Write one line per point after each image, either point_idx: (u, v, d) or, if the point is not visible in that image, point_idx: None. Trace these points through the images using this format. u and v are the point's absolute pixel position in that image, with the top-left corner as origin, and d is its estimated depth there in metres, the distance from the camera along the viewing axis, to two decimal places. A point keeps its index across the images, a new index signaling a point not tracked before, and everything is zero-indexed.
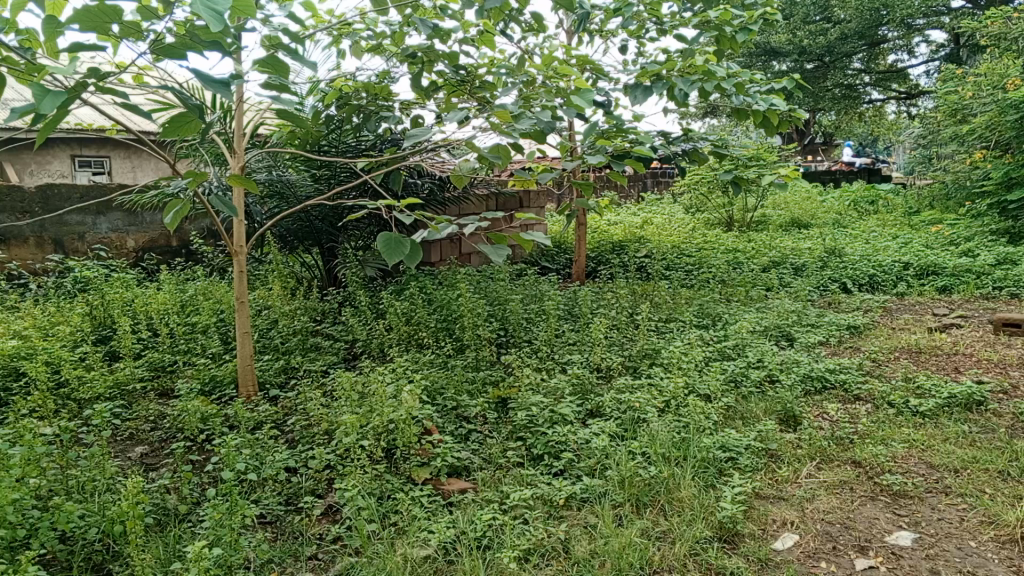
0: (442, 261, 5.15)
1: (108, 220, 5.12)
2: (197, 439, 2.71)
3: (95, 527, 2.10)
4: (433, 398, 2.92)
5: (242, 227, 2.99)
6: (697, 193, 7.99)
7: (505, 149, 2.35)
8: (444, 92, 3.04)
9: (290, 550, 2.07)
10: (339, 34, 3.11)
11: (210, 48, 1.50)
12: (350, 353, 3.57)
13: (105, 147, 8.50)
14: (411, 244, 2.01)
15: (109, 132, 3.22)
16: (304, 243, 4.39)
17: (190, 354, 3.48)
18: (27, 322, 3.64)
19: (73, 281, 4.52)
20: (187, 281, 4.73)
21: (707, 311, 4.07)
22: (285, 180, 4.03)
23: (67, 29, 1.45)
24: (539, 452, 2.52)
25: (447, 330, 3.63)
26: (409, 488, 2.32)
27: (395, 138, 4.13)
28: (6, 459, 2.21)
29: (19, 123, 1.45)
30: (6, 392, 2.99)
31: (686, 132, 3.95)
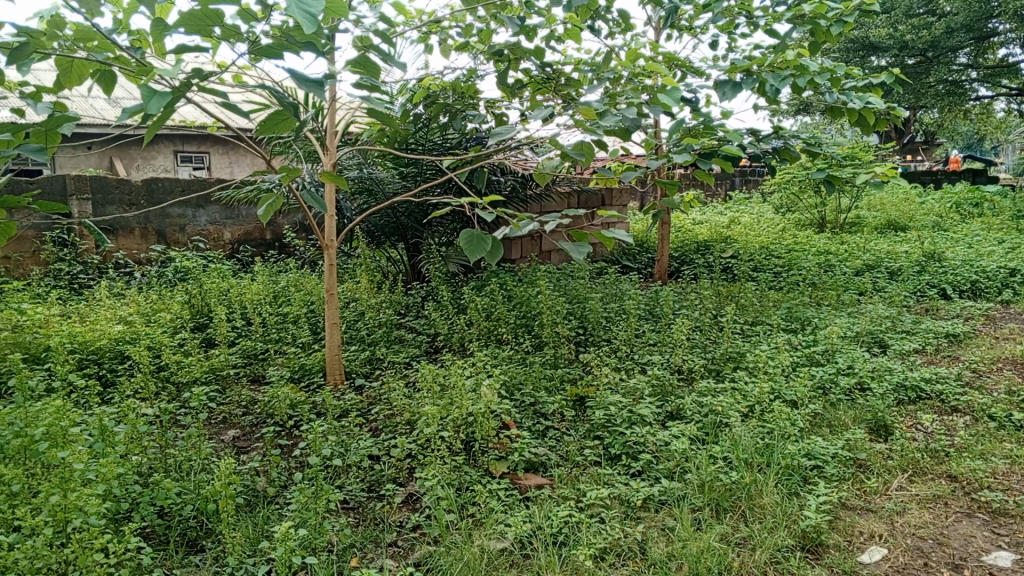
0: (523, 258, 5.18)
1: (207, 214, 5.38)
2: (286, 425, 2.83)
3: (190, 504, 2.23)
4: (512, 394, 2.95)
5: (332, 222, 3.09)
6: (787, 193, 7.76)
7: (589, 146, 2.34)
8: (529, 90, 3.05)
9: (371, 536, 2.14)
10: (428, 33, 3.17)
11: (305, 49, 1.55)
12: (431, 347, 3.64)
13: (204, 144, 8.91)
14: (493, 240, 2.04)
15: (210, 129, 3.38)
16: (390, 238, 4.51)
17: (281, 343, 3.63)
18: (132, 308, 3.88)
19: (174, 270, 4.78)
20: (279, 273, 4.93)
21: (795, 314, 3.95)
22: (374, 177, 4.15)
23: (173, 32, 1.53)
24: (617, 451, 2.51)
25: (526, 327, 3.65)
26: (487, 481, 2.36)
27: (480, 136, 4.18)
28: (111, 436, 2.36)
29: (130, 122, 1.54)
30: (112, 373, 3.20)
31: (777, 130, 3.83)
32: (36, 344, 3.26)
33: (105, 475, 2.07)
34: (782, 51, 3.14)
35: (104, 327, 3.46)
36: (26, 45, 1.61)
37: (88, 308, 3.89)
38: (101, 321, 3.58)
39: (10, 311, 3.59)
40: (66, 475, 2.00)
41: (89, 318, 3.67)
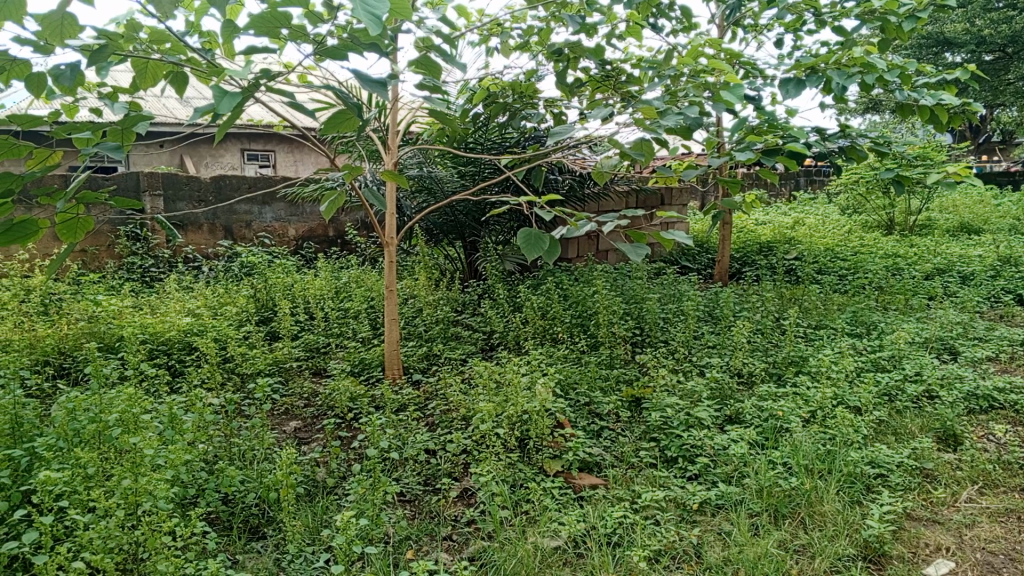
0: (580, 257, 5.17)
1: (272, 211, 5.53)
2: (346, 417, 2.90)
3: (253, 492, 2.30)
4: (567, 393, 2.95)
5: (392, 220, 3.14)
6: (854, 193, 7.55)
7: (649, 145, 2.33)
8: (588, 89, 3.04)
9: (427, 529, 2.17)
10: (489, 33, 3.19)
11: (369, 50, 1.58)
12: (488, 344, 3.67)
13: (270, 142, 9.15)
14: (550, 239, 2.05)
15: (277, 128, 3.48)
16: (448, 236, 4.55)
17: (342, 337, 3.71)
18: (200, 301, 4.01)
19: (241, 265, 4.93)
20: (341, 269, 5.04)
21: (861, 318, 3.84)
22: (433, 176, 4.20)
23: (243, 34, 1.58)
24: (673, 454, 2.49)
25: (582, 326, 3.65)
26: (541, 479, 2.37)
27: (539, 135, 4.18)
28: (180, 424, 2.46)
29: (201, 122, 1.59)
30: (181, 363, 3.32)
31: (843, 128, 3.73)
32: (111, 334, 3.41)
33: (174, 461, 2.16)
34: (850, 47, 3.06)
35: (174, 319, 3.59)
36: (106, 48, 1.68)
37: (159, 300, 4.05)
38: (171, 312, 3.72)
39: (87, 302, 3.76)
40: (137, 460, 2.10)
41: (160, 310, 3.81)
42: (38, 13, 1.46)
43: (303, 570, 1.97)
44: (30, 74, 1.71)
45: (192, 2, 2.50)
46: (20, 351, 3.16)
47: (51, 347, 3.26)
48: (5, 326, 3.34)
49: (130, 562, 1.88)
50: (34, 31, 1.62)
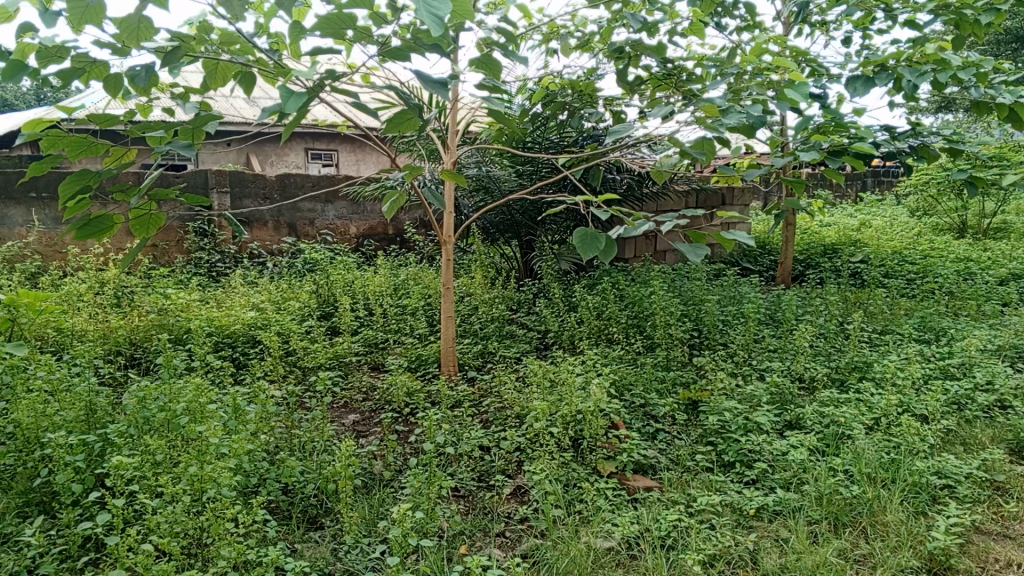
0: (637, 258, 5.13)
1: (334, 209, 5.65)
2: (402, 412, 2.96)
3: (312, 483, 2.36)
4: (622, 394, 2.93)
5: (450, 218, 3.18)
6: (925, 195, 7.29)
7: (710, 144, 2.29)
8: (649, 87, 3.01)
9: (480, 525, 2.20)
10: (549, 33, 3.19)
11: (431, 50, 1.61)
12: (543, 343, 3.69)
13: (333, 142, 9.35)
14: (607, 239, 2.04)
15: (341, 127, 3.55)
16: (505, 235, 4.58)
17: (400, 333, 3.77)
18: (265, 296, 4.14)
19: (304, 262, 5.05)
20: (400, 266, 5.12)
21: (929, 324, 3.71)
22: (491, 175, 4.23)
23: (310, 35, 1.62)
24: (730, 459, 2.46)
25: (638, 327, 3.62)
26: (595, 479, 2.37)
27: (598, 134, 4.17)
28: (244, 414, 2.55)
29: (268, 121, 1.63)
30: (245, 356, 3.42)
31: (914, 127, 3.61)
32: (180, 326, 3.54)
33: (237, 450, 2.24)
34: (923, 44, 2.95)
35: (239, 313, 3.71)
36: (179, 49, 1.73)
37: (225, 294, 4.19)
38: (236, 306, 3.84)
39: (158, 295, 3.92)
40: (203, 448, 2.18)
41: (226, 303, 3.94)
42: (120, 17, 1.53)
43: (358, 561, 2.01)
44: (107, 75, 1.78)
45: (261, 5, 2.57)
46: (96, 340, 3.31)
47: (124, 338, 3.40)
48: (82, 316, 3.50)
49: (195, 546, 1.96)
50: (113, 33, 1.69)
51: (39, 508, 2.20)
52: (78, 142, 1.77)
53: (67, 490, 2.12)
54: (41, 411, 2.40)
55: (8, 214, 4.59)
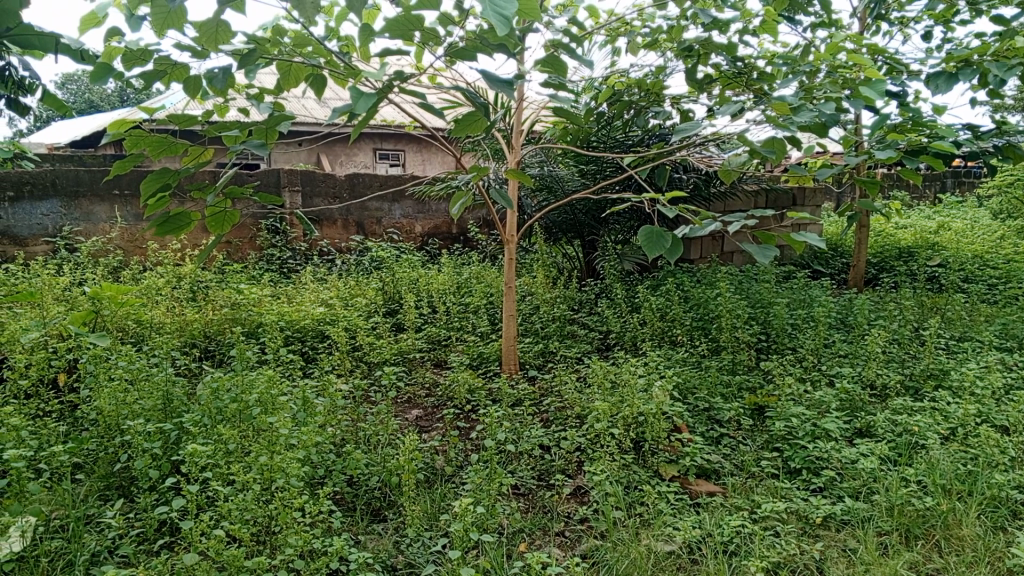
0: (703, 259, 5.06)
1: (401, 208, 5.76)
2: (464, 408, 3.00)
3: (376, 475, 2.42)
4: (686, 398, 2.90)
5: (513, 217, 3.20)
6: (1010, 197, 6.96)
7: (781, 143, 2.23)
8: (718, 85, 2.96)
9: (540, 523, 2.21)
10: (617, 32, 3.18)
11: (497, 50, 1.61)
12: (605, 344, 3.68)
13: (400, 142, 9.51)
14: (672, 238, 2.02)
15: (408, 127, 3.61)
16: (568, 235, 4.58)
17: (462, 331, 3.82)
18: (333, 292, 4.24)
19: (370, 259, 5.16)
20: (463, 265, 5.17)
21: (1012, 331, 3.55)
22: (555, 175, 4.25)
23: (379, 37, 1.64)
24: (796, 466, 2.41)
25: (703, 329, 3.57)
26: (657, 482, 2.35)
27: (664, 133, 4.12)
28: (313, 407, 2.63)
29: (337, 122, 1.66)
30: (313, 350, 3.52)
31: (999, 125, 3.44)
32: (252, 320, 3.67)
33: (306, 441, 2.31)
34: (1011, 37, 2.81)
35: (308, 308, 3.81)
36: (254, 52, 1.78)
37: (295, 290, 4.31)
38: (306, 302, 3.95)
39: (231, 290, 4.06)
40: (274, 438, 2.26)
41: (296, 299, 4.06)
42: (198, 21, 1.59)
43: (420, 554, 2.05)
44: (187, 77, 1.86)
45: (333, 8, 2.64)
46: (173, 332, 3.46)
47: (199, 330, 3.54)
48: (160, 309, 3.65)
49: (264, 533, 2.02)
50: (193, 37, 1.75)
51: (119, 491, 2.31)
52: (159, 142, 1.85)
53: (144, 474, 2.23)
54: (122, 399, 2.52)
55: (93, 210, 4.82)
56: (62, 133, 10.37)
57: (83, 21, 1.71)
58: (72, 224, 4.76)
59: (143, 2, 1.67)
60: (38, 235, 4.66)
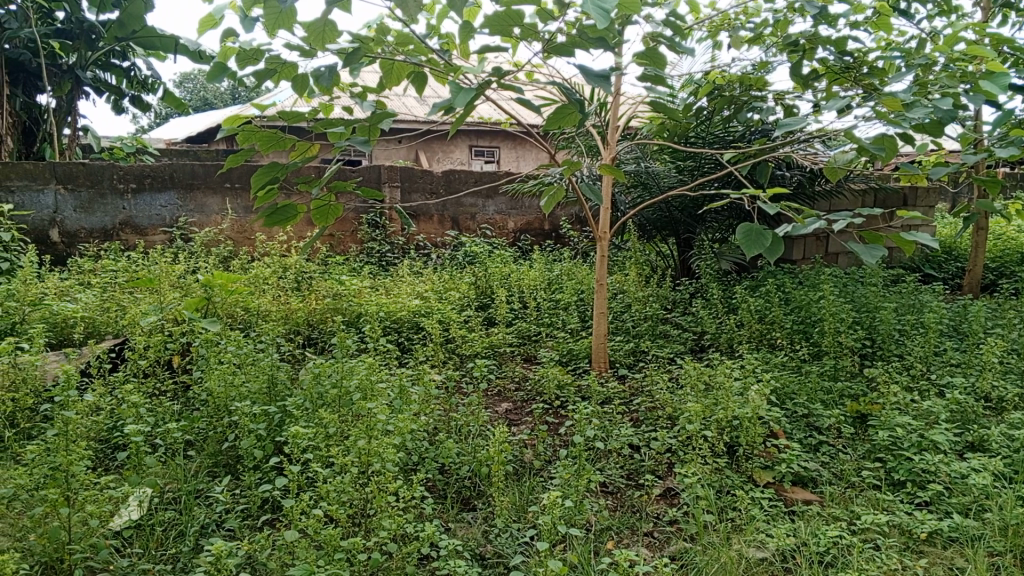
0: (805, 259, 4.89)
1: (495, 204, 5.84)
2: (553, 404, 3.03)
3: (467, 465, 2.47)
4: (783, 403, 2.83)
5: (607, 214, 3.19)
6: None
7: (892, 140, 2.12)
8: (825, 80, 2.84)
9: (628, 522, 2.21)
10: (718, 27, 3.11)
11: (596, 45, 1.60)
12: (698, 344, 3.62)
13: (496, 139, 9.62)
14: (773, 237, 1.97)
15: (505, 124, 3.66)
16: (663, 233, 4.53)
17: (553, 327, 3.84)
18: (428, 285, 4.35)
19: (464, 254, 5.25)
20: (555, 261, 5.20)
21: None
22: (651, 171, 4.22)
23: (478, 34, 1.67)
24: (900, 478, 2.31)
25: (804, 333, 3.45)
26: (750, 488, 2.31)
27: (767, 129, 4.00)
28: (409, 395, 2.72)
29: (435, 117, 1.68)
30: (409, 341, 3.63)
31: None
32: (352, 310, 3.82)
33: (401, 428, 2.39)
34: None
35: (405, 300, 3.93)
36: (360, 50, 1.84)
37: (393, 282, 4.45)
38: (402, 294, 4.07)
39: (332, 281, 4.22)
40: (371, 424, 2.34)
41: (393, 291, 4.19)
42: (305, 22, 1.66)
43: (509, 544, 2.09)
44: (295, 75, 1.94)
45: (435, 8, 2.70)
46: (278, 320, 3.63)
47: (303, 319, 3.71)
48: (267, 297, 3.84)
49: (360, 516, 2.10)
50: (302, 37, 1.82)
51: (225, 468, 2.46)
52: (269, 137, 1.93)
53: (250, 454, 2.36)
54: (231, 381, 2.69)
55: (207, 202, 5.11)
56: (180, 129, 11.02)
57: (203, 23, 1.82)
58: (187, 216, 5.07)
59: (256, 4, 1.76)
60: (157, 225, 4.99)
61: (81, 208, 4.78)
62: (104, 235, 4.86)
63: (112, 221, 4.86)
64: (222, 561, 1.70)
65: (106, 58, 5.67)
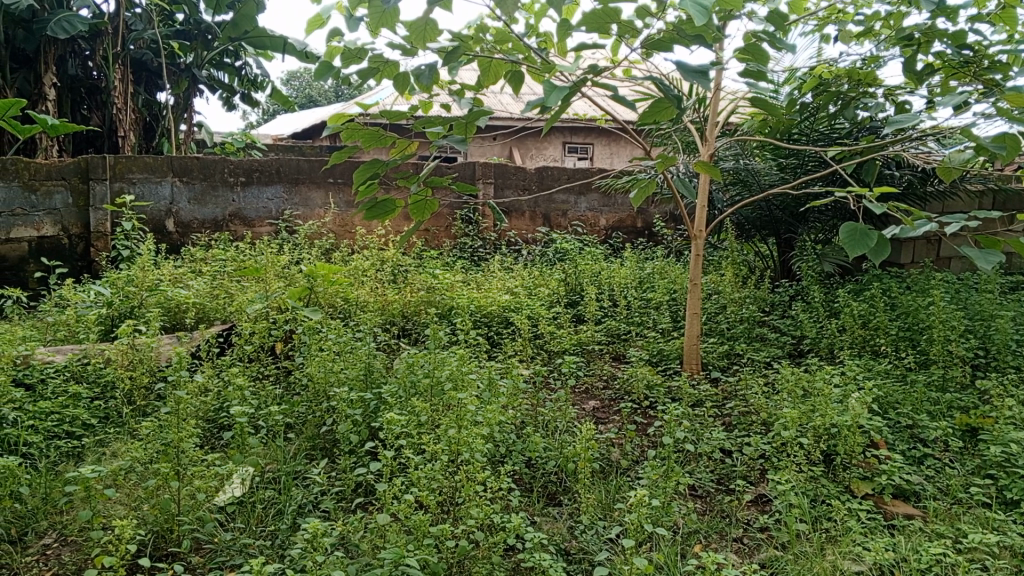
0: (913, 263, 4.66)
1: (587, 201, 5.84)
2: (642, 403, 3.01)
3: (553, 460, 2.49)
4: (886, 413, 2.71)
5: (703, 212, 3.13)
6: None
7: (1014, 138, 1.97)
8: (941, 75, 2.69)
9: (717, 527, 2.18)
10: (826, 20, 3.00)
11: (694, 41, 1.55)
12: (796, 349, 3.51)
13: (590, 136, 9.59)
14: (879, 238, 1.89)
15: (600, 120, 3.64)
16: (762, 232, 4.41)
17: (643, 326, 3.82)
18: (519, 281, 4.40)
19: (555, 251, 5.28)
20: (647, 259, 5.15)
21: None
22: (751, 168, 4.14)
23: (577, 32, 1.67)
24: (1014, 497, 2.18)
25: (910, 340, 3.29)
26: (848, 498, 2.23)
27: (876, 126, 3.84)
28: (498, 387, 2.78)
29: (529, 115, 1.66)
30: (498, 335, 3.69)
31: None
32: (445, 303, 3.91)
33: (489, 419, 2.44)
34: None
35: (496, 295, 3.99)
36: (460, 47, 1.86)
37: (484, 277, 4.52)
38: (493, 289, 4.13)
39: (426, 275, 4.32)
40: (462, 413, 2.40)
41: (484, 286, 4.27)
42: (406, 21, 1.70)
43: (594, 541, 2.10)
44: (397, 73, 1.99)
45: (534, 6, 2.73)
46: (374, 311, 3.76)
47: (398, 311, 3.83)
48: (364, 289, 3.97)
49: (448, 503, 2.15)
50: (403, 37, 1.86)
51: (322, 451, 2.57)
52: (371, 135, 1.97)
53: (346, 438, 2.47)
54: (330, 367, 2.82)
55: (311, 196, 5.35)
56: (286, 125, 11.52)
57: (310, 23, 1.90)
58: (292, 209, 5.31)
59: (360, 4, 1.82)
60: (264, 217, 5.26)
61: (194, 199, 5.05)
62: (215, 226, 5.14)
63: (223, 213, 5.14)
64: (318, 539, 1.78)
65: (220, 57, 6.01)
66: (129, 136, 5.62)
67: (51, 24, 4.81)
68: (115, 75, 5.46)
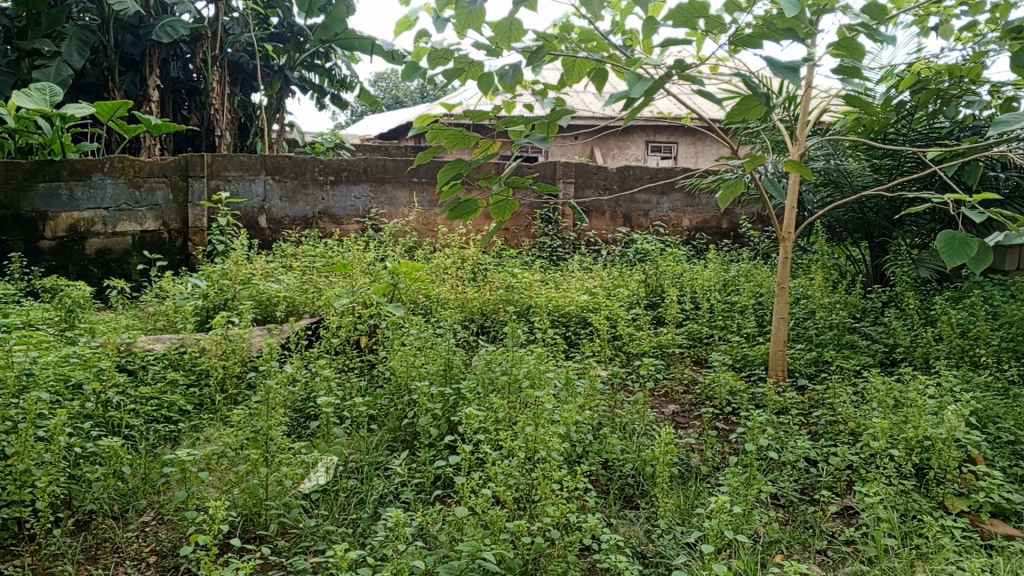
0: (1019, 270, 4.40)
1: (669, 201, 5.77)
2: (724, 409, 2.97)
3: (630, 463, 2.49)
4: (984, 427, 2.58)
5: (792, 213, 3.04)
6: None
7: None
8: None
9: (800, 538, 2.13)
10: (927, 13, 2.88)
11: (785, 36, 1.51)
12: (889, 358, 3.37)
13: (674, 134, 9.45)
14: (980, 245, 1.81)
15: (685, 119, 3.59)
16: (854, 235, 4.26)
17: (726, 331, 3.75)
18: (599, 281, 4.39)
19: (636, 251, 5.24)
20: (732, 262, 5.04)
21: None
22: (843, 169, 4.00)
23: (664, 29, 1.66)
24: None
25: (1014, 352, 3.12)
26: (941, 515, 2.14)
27: (980, 125, 3.64)
28: (576, 387, 2.79)
29: (613, 109, 1.65)
30: (576, 335, 3.70)
31: None
32: (523, 302, 3.95)
33: (567, 418, 2.46)
34: None
35: (574, 295, 4.00)
36: (544, 47, 1.88)
37: (563, 277, 4.53)
38: (572, 289, 4.14)
39: (506, 274, 4.37)
40: (539, 411, 2.43)
41: (563, 286, 4.28)
42: (493, 22, 1.73)
43: (671, 546, 2.09)
44: (482, 74, 2.02)
45: (619, 4, 2.72)
46: (455, 308, 3.83)
47: (477, 308, 3.88)
48: (446, 286, 4.05)
49: (524, 499, 2.18)
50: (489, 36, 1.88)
51: (404, 443, 2.64)
52: (456, 135, 2.01)
53: (426, 431, 2.53)
54: (412, 362, 2.89)
55: (397, 195, 5.48)
56: (373, 125, 11.82)
57: (400, 24, 1.95)
58: (378, 207, 5.47)
59: (448, 5, 1.86)
60: (351, 215, 5.43)
61: (286, 197, 5.26)
62: (306, 223, 5.34)
63: (313, 210, 5.33)
64: (399, 528, 1.84)
65: (312, 60, 6.23)
66: (226, 135, 5.88)
67: (156, 30, 5.10)
68: (214, 77, 5.73)
